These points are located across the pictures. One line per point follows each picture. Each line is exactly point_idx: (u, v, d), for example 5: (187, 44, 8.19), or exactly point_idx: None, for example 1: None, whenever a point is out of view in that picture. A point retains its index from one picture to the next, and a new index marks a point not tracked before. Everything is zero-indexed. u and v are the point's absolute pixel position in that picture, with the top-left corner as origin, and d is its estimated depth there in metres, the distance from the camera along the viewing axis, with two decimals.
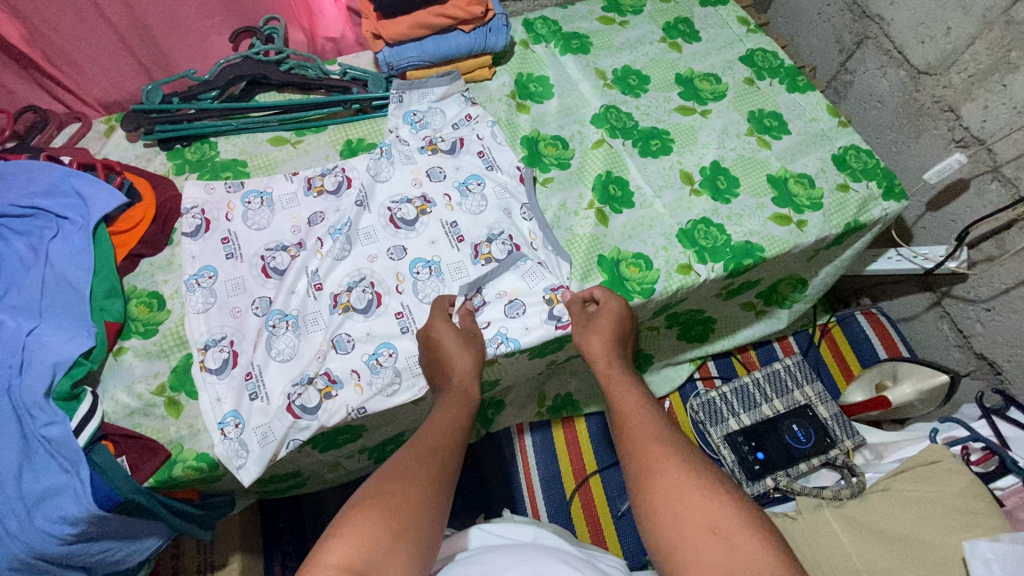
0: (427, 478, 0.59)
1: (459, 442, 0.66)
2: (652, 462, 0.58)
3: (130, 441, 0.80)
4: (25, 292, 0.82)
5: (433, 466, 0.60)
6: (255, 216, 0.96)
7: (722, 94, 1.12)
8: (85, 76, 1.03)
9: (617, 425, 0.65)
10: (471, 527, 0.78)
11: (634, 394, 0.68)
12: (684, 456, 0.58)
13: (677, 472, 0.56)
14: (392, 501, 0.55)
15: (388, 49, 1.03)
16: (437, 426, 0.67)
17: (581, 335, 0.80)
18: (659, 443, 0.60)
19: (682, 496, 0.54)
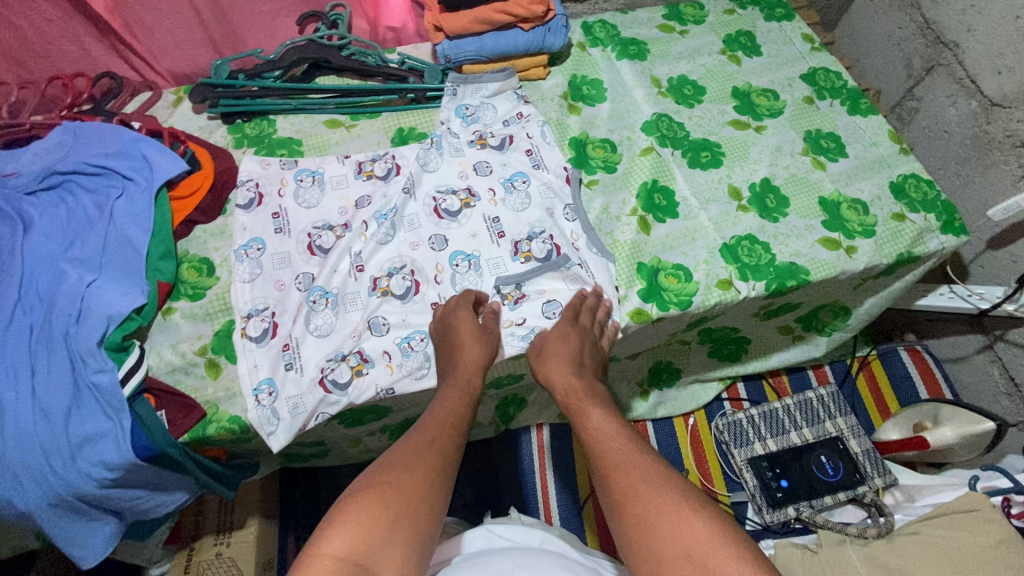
0: (428, 467, 0.61)
1: (461, 432, 0.68)
2: (627, 485, 0.60)
3: (170, 397, 0.84)
4: (87, 246, 0.87)
5: (432, 458, 0.62)
6: (306, 195, 0.99)
7: (779, 111, 1.10)
8: (161, 47, 1.08)
9: (594, 449, 0.65)
10: (479, 528, 0.77)
11: (601, 407, 0.71)
12: (661, 481, 0.59)
13: (655, 498, 0.57)
14: (386, 493, 0.57)
15: (447, 41, 1.04)
16: (436, 415, 0.70)
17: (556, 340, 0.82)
18: (633, 464, 0.61)
19: (656, 516, 0.56)
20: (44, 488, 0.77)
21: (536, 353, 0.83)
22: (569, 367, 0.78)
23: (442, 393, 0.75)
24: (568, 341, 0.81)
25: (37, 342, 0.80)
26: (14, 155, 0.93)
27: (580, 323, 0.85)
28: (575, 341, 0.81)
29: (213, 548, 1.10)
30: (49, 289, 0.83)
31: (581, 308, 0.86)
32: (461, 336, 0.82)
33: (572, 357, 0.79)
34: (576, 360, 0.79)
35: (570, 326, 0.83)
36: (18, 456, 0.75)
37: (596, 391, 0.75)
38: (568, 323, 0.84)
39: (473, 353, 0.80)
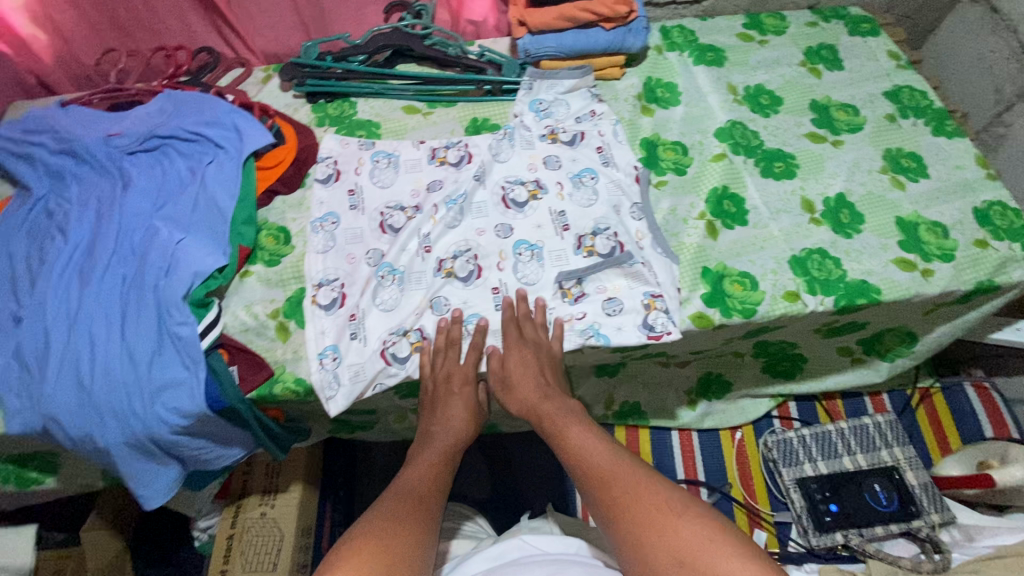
0: (415, 519, 0.66)
1: (443, 490, 0.73)
2: (621, 492, 0.67)
3: (242, 354, 0.88)
4: (179, 206, 0.92)
5: (419, 509, 0.68)
6: (381, 175, 1.02)
7: (858, 126, 1.07)
8: (256, 27, 1.14)
9: (587, 458, 0.73)
10: (514, 538, 0.79)
11: (578, 425, 0.78)
12: (649, 484, 0.67)
13: (649, 502, 0.65)
14: (384, 539, 0.61)
15: (529, 37, 1.05)
16: (422, 474, 0.75)
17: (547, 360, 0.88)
18: (618, 471, 0.69)
19: (648, 515, 0.64)
20: (123, 428, 0.81)
21: (499, 381, 0.88)
22: (536, 393, 0.84)
23: (424, 449, 0.82)
24: (527, 363, 0.86)
25: (128, 290, 0.85)
26: (119, 117, 1.00)
27: (527, 338, 0.89)
28: (530, 363, 0.86)
29: (258, 508, 1.15)
30: (142, 243, 0.89)
31: (524, 319, 0.90)
32: (446, 392, 0.87)
33: (538, 381, 0.86)
34: (538, 381, 0.86)
35: (526, 344, 0.88)
36: (104, 394, 0.81)
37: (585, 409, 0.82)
38: (517, 342, 0.88)
39: (454, 409, 0.86)
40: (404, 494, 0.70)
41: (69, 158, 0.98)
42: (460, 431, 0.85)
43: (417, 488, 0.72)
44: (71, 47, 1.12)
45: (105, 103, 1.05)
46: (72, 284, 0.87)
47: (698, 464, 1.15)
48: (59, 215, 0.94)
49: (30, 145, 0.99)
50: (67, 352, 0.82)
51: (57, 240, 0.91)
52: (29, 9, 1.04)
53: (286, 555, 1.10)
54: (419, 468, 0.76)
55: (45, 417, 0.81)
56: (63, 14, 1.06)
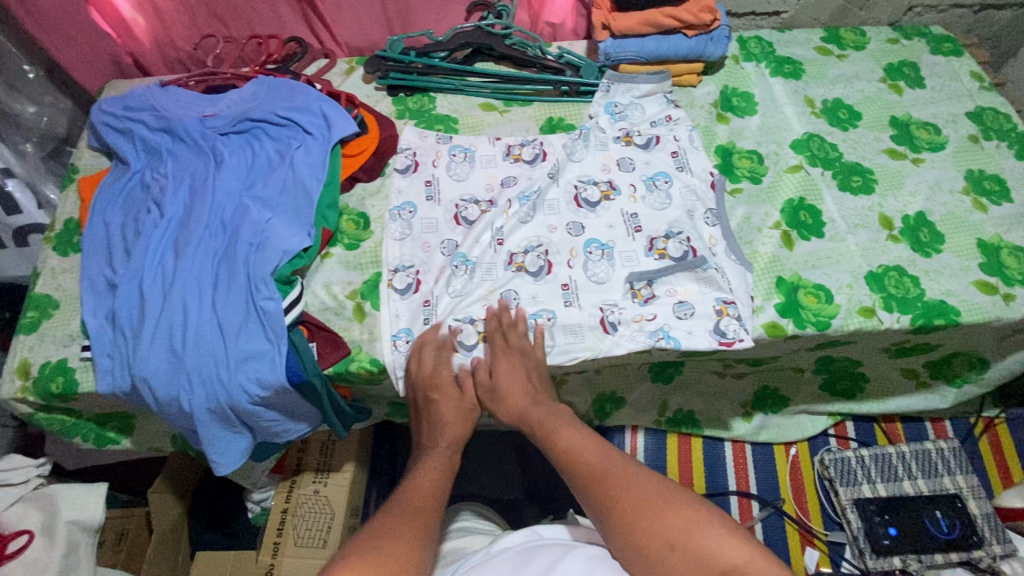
0: (408, 524, 0.64)
1: (443, 490, 0.72)
2: (607, 488, 0.68)
3: (321, 332, 0.91)
4: (268, 186, 0.96)
5: (417, 512, 0.66)
6: (457, 168, 1.05)
7: (940, 145, 1.06)
8: (344, 21, 1.18)
9: (569, 458, 0.74)
10: (523, 530, 0.75)
11: (566, 424, 0.79)
12: (633, 473, 0.69)
13: (635, 493, 0.67)
14: (387, 545, 0.60)
15: (611, 40, 1.06)
16: (423, 474, 0.74)
17: (514, 367, 0.88)
18: (608, 465, 0.70)
19: (640, 503, 0.66)
20: (208, 394, 0.85)
21: (491, 387, 0.88)
22: (525, 400, 0.84)
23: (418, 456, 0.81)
24: (515, 372, 0.87)
25: (220, 263, 0.89)
26: (214, 99, 1.05)
27: (513, 346, 0.89)
28: (522, 370, 0.87)
29: (312, 485, 1.17)
30: (233, 219, 0.92)
31: (498, 330, 0.90)
32: (437, 397, 0.87)
33: (525, 387, 0.86)
34: (528, 389, 0.86)
35: (512, 352, 0.89)
36: (193, 361, 0.84)
37: (560, 411, 0.82)
38: (504, 351, 0.89)
39: (448, 412, 0.85)
40: (401, 498, 0.68)
41: (166, 135, 1.02)
42: (446, 439, 0.83)
43: (412, 489, 0.70)
44: (169, 31, 1.19)
45: (200, 85, 1.09)
46: (166, 255, 0.91)
47: (750, 476, 1.14)
48: (155, 188, 0.98)
49: (130, 121, 1.04)
50: (160, 318, 0.86)
51: (152, 212, 0.96)
52: None
53: (336, 532, 1.13)
54: (417, 470, 0.75)
55: (136, 378, 0.85)
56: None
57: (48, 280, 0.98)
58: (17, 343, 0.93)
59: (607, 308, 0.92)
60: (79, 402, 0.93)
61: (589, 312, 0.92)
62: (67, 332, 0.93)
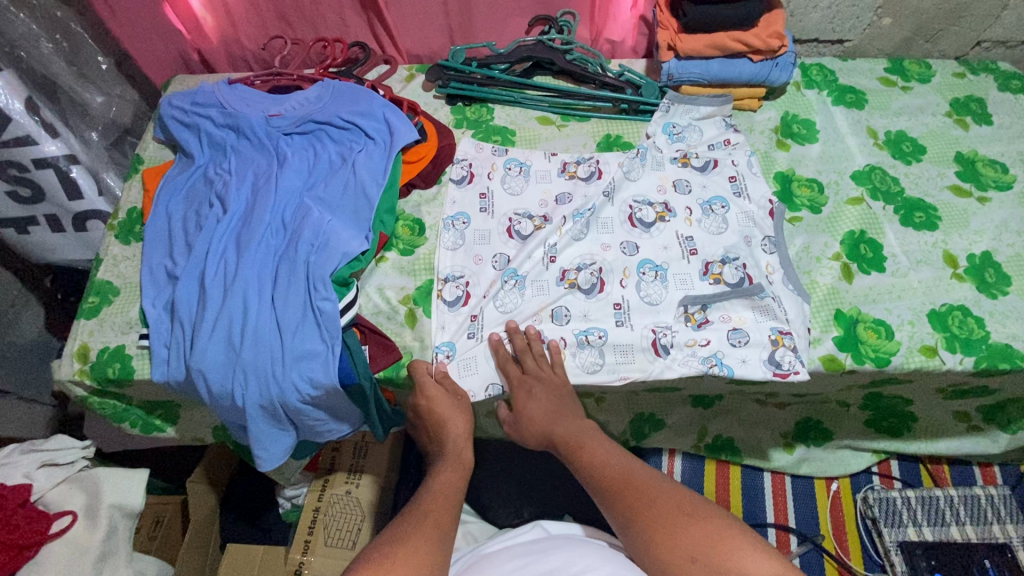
0: (432, 532, 0.70)
1: (453, 503, 0.77)
2: (629, 503, 0.73)
3: (373, 335, 0.93)
4: (330, 188, 0.97)
5: (434, 519, 0.73)
6: (512, 182, 1.05)
7: (1007, 184, 1.03)
8: (407, 28, 1.20)
9: (592, 474, 0.79)
10: (531, 524, 0.91)
11: (589, 439, 0.84)
12: (653, 488, 0.74)
13: (654, 509, 0.71)
14: (404, 552, 0.66)
15: (675, 61, 1.05)
16: (438, 490, 0.79)
17: (519, 391, 0.87)
18: (632, 479, 0.76)
19: (663, 513, 0.70)
20: (262, 391, 0.85)
21: (514, 425, 0.91)
22: (547, 420, 0.87)
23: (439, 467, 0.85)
24: (534, 397, 0.87)
25: (281, 261, 0.90)
26: (279, 100, 1.07)
27: (528, 371, 0.88)
28: (541, 396, 0.87)
29: (344, 485, 1.17)
30: (294, 219, 0.94)
31: (526, 351, 0.89)
32: (430, 401, 0.88)
33: (545, 409, 0.87)
34: (552, 409, 0.87)
35: (529, 378, 0.87)
36: (250, 358, 0.85)
37: (580, 429, 0.86)
38: (520, 379, 0.88)
39: (461, 424, 0.88)
40: (422, 511, 0.74)
41: (231, 132, 1.04)
42: (466, 453, 0.87)
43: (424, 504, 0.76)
44: (237, 30, 1.22)
45: (266, 85, 1.11)
46: (227, 250, 0.93)
47: (790, 509, 1.11)
48: (218, 184, 1.00)
49: (196, 117, 1.06)
50: (220, 313, 0.87)
51: (215, 207, 0.98)
52: None
53: (366, 535, 1.13)
54: (431, 484, 0.81)
55: (192, 370, 0.86)
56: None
57: (109, 267, 1.00)
58: (77, 327, 0.95)
59: (660, 330, 0.91)
60: (132, 389, 0.94)
61: (641, 332, 0.91)
62: (126, 318, 0.95)
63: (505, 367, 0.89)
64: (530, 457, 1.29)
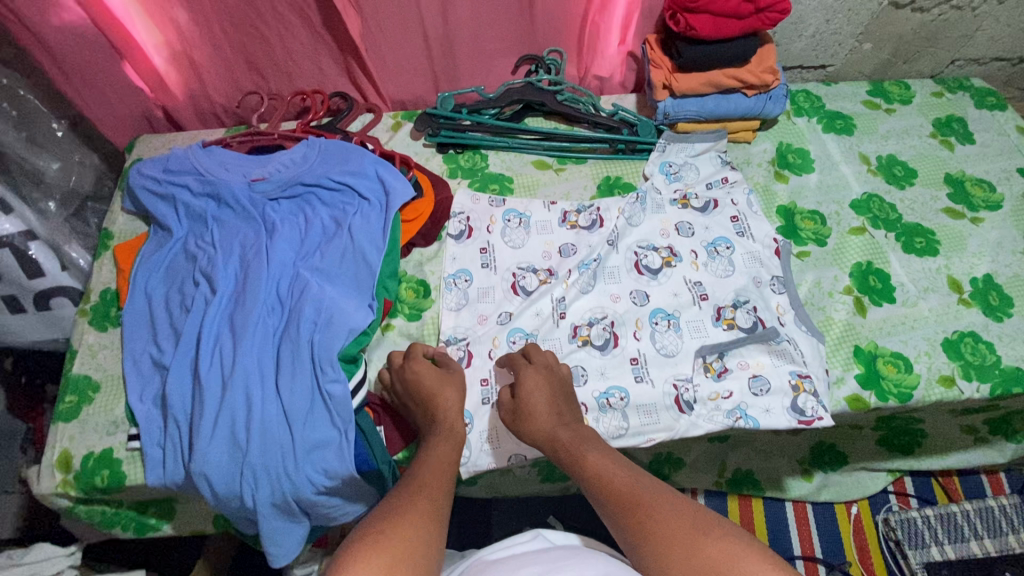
0: (422, 511, 0.60)
1: (452, 478, 0.69)
2: (641, 515, 0.61)
3: (388, 413, 0.89)
4: (327, 258, 0.92)
5: (429, 497, 0.63)
6: (513, 235, 1.02)
7: (997, 204, 1.06)
8: (388, 73, 1.15)
9: (595, 484, 0.68)
10: (531, 531, 0.66)
11: (591, 448, 0.73)
12: (671, 498, 0.62)
13: (671, 517, 0.59)
14: (392, 534, 0.55)
15: (671, 100, 1.04)
16: (435, 462, 0.71)
17: (528, 377, 0.82)
18: (641, 493, 0.63)
19: (675, 535, 0.57)
20: (274, 488, 0.79)
21: (512, 413, 0.82)
22: (551, 419, 0.78)
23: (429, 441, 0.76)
24: (540, 386, 0.81)
25: (282, 344, 0.84)
26: (260, 162, 1.00)
27: (536, 362, 0.85)
28: (547, 385, 0.82)
29: None
30: (291, 295, 0.88)
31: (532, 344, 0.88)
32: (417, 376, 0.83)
33: (550, 405, 0.80)
34: (554, 410, 0.80)
35: (539, 370, 0.83)
36: (258, 454, 0.78)
37: (583, 436, 0.76)
38: (527, 368, 0.84)
39: (453, 402, 0.80)
40: (415, 483, 0.65)
41: (211, 201, 0.97)
42: (458, 427, 0.78)
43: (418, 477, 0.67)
44: (204, 85, 1.14)
45: (244, 146, 1.04)
46: (221, 335, 0.86)
47: (815, 539, 1.12)
48: (202, 259, 0.93)
49: (172, 186, 0.98)
50: (220, 407, 0.80)
51: (201, 285, 0.90)
52: (171, 47, 1.06)
53: None
54: (425, 462, 0.71)
55: (193, 473, 0.78)
56: (202, 52, 1.08)
57: (86, 359, 0.91)
58: (55, 432, 0.86)
59: (681, 385, 0.88)
60: (123, 494, 0.86)
61: (662, 388, 0.88)
62: (111, 418, 0.87)
63: (512, 360, 0.86)
64: (548, 504, 1.25)
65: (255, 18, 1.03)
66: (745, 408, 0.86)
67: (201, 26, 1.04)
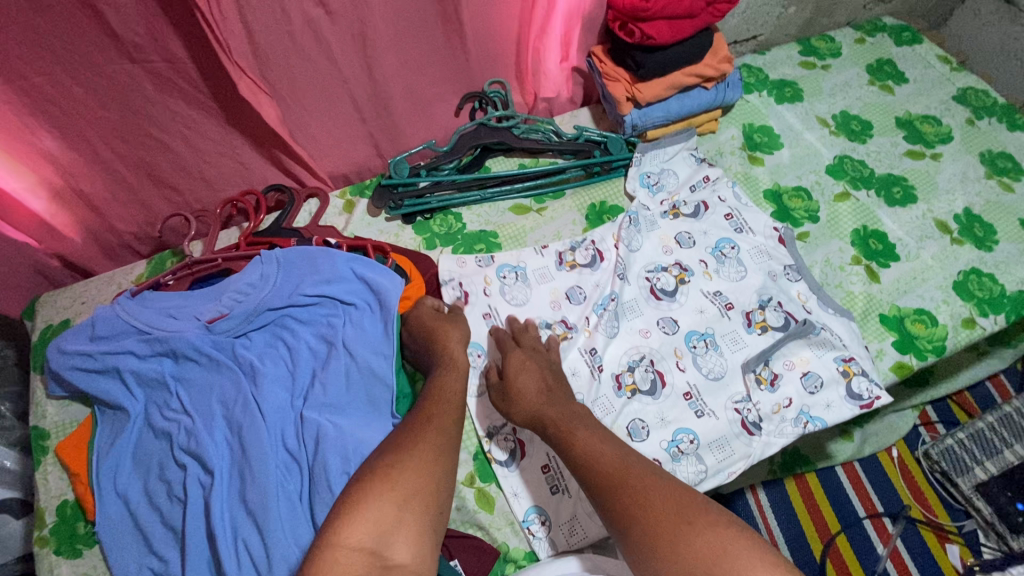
0: (434, 442, 0.65)
1: (460, 413, 0.72)
2: (627, 498, 0.62)
3: (457, 541, 0.75)
4: (330, 388, 0.78)
5: (437, 431, 0.67)
6: (513, 292, 0.93)
7: (947, 136, 1.11)
8: (320, 148, 1.01)
9: (581, 455, 0.68)
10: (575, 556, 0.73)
11: (580, 424, 0.72)
12: (658, 480, 0.64)
13: (660, 495, 0.62)
14: (402, 472, 0.60)
15: (636, 111, 0.99)
16: (439, 397, 0.72)
17: (514, 359, 0.81)
18: (629, 473, 0.64)
19: (661, 522, 0.59)
20: None
21: (500, 391, 0.80)
22: (539, 398, 0.76)
23: (435, 375, 0.76)
24: (529, 370, 0.80)
25: (315, 509, 0.71)
26: (211, 296, 0.84)
27: (525, 347, 0.84)
28: (537, 368, 0.80)
29: None
30: (304, 445, 0.75)
31: (523, 334, 0.86)
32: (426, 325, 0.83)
33: (538, 386, 0.78)
34: (544, 387, 0.78)
35: (523, 351, 0.82)
36: None
37: (572, 410, 0.75)
38: (514, 352, 0.83)
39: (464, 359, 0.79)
40: (422, 417, 0.69)
41: (166, 359, 0.80)
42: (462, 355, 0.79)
43: (427, 409, 0.70)
44: (105, 216, 0.95)
45: (184, 282, 0.88)
46: (238, 522, 0.71)
47: (873, 495, 1.14)
48: (179, 433, 0.76)
49: (109, 357, 0.80)
50: None
51: (189, 466, 0.74)
52: (50, 185, 0.86)
53: None
54: (435, 393, 0.73)
55: None
56: (92, 181, 0.89)
57: None
58: None
59: (742, 407, 0.85)
60: None
61: (726, 417, 0.84)
62: None
63: (501, 343, 0.85)
64: None
65: (150, 127, 0.86)
66: (811, 410, 0.84)
67: (83, 151, 0.85)
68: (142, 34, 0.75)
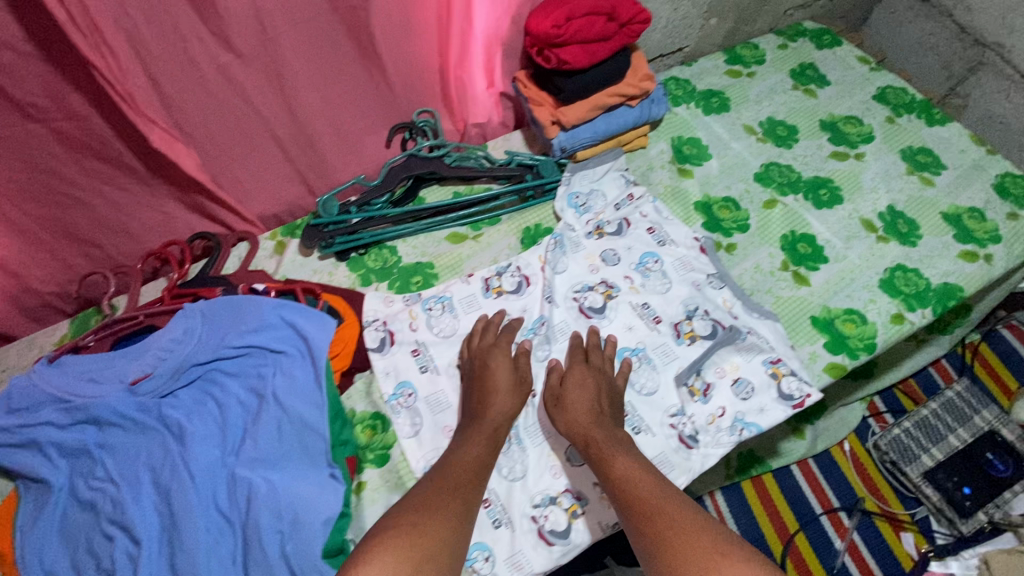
0: (450, 508, 0.63)
1: (478, 481, 0.70)
2: (663, 531, 0.60)
3: None
4: (261, 442, 0.77)
5: (452, 495, 0.65)
6: (440, 323, 0.92)
7: (869, 135, 1.14)
8: (246, 191, 0.99)
9: (623, 488, 0.67)
10: None
11: (623, 450, 0.72)
12: (694, 515, 0.61)
13: (691, 533, 0.58)
14: (418, 533, 0.58)
15: (562, 133, 1.00)
16: (457, 461, 0.71)
17: (581, 374, 0.82)
18: (666, 506, 0.62)
19: (697, 553, 0.56)
20: None
21: (553, 398, 0.81)
22: (589, 419, 0.77)
23: (464, 433, 0.76)
24: (587, 389, 0.80)
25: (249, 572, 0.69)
26: (134, 354, 0.81)
27: (594, 364, 0.84)
28: (593, 386, 0.81)
29: None
30: (235, 505, 0.73)
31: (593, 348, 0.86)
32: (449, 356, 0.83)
33: (591, 408, 0.78)
34: (596, 410, 0.78)
35: (591, 369, 0.83)
36: None
37: (617, 437, 0.74)
38: (584, 366, 0.84)
39: (506, 403, 0.79)
40: (437, 481, 0.68)
41: (89, 426, 0.77)
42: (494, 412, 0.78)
43: (440, 475, 0.68)
44: (21, 279, 0.91)
45: (105, 342, 0.85)
46: None
47: (828, 491, 1.16)
48: (103, 503, 0.73)
49: (29, 429, 0.77)
50: None
51: (117, 538, 0.71)
52: None
53: None
54: (451, 458, 0.72)
55: None
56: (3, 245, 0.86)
57: None
58: None
59: (678, 421, 0.85)
60: None
61: (663, 433, 0.84)
62: None
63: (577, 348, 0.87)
64: None
65: (60, 185, 0.83)
66: (745, 417, 0.84)
67: None
68: (40, 94, 0.72)
